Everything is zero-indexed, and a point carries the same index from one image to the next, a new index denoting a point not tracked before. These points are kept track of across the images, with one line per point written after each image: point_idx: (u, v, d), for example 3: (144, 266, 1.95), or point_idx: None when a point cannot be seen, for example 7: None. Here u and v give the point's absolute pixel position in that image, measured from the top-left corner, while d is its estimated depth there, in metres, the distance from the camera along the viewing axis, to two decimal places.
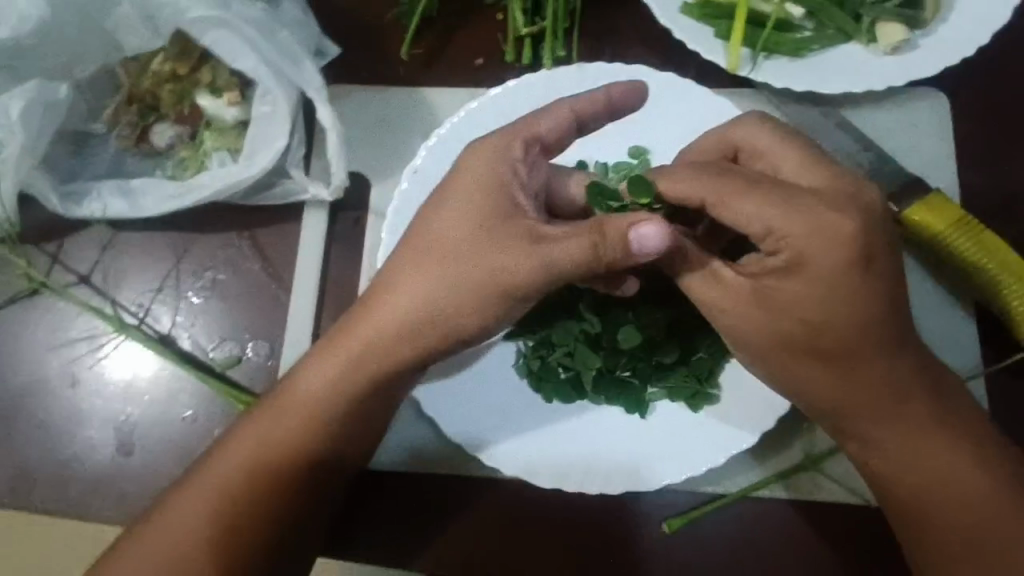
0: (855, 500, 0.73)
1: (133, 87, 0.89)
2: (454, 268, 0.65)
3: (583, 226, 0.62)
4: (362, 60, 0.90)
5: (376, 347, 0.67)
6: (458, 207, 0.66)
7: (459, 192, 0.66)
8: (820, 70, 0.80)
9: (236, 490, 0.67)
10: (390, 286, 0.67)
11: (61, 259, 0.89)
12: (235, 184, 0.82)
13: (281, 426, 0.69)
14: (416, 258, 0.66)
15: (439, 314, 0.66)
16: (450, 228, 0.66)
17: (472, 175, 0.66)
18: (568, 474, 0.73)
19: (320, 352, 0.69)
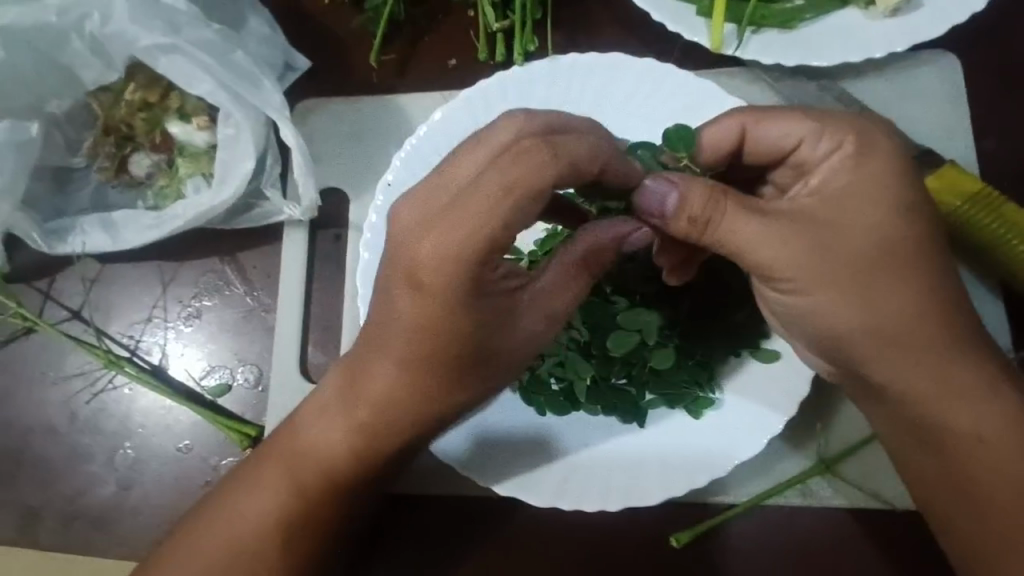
0: (877, 504, 0.68)
1: (108, 118, 0.88)
2: (438, 355, 0.57)
3: (576, 270, 0.60)
4: (333, 72, 0.87)
5: (380, 417, 0.62)
6: (421, 297, 0.54)
7: (415, 277, 0.53)
8: (813, 41, 0.74)
9: (253, 542, 0.67)
10: (371, 369, 0.60)
11: (52, 296, 0.88)
12: (206, 212, 0.81)
13: (287, 494, 0.67)
14: (390, 345, 0.58)
15: (433, 389, 0.59)
16: (418, 318, 0.55)
17: (429, 263, 0.52)
18: (587, 491, 0.70)
19: (326, 411, 0.65)
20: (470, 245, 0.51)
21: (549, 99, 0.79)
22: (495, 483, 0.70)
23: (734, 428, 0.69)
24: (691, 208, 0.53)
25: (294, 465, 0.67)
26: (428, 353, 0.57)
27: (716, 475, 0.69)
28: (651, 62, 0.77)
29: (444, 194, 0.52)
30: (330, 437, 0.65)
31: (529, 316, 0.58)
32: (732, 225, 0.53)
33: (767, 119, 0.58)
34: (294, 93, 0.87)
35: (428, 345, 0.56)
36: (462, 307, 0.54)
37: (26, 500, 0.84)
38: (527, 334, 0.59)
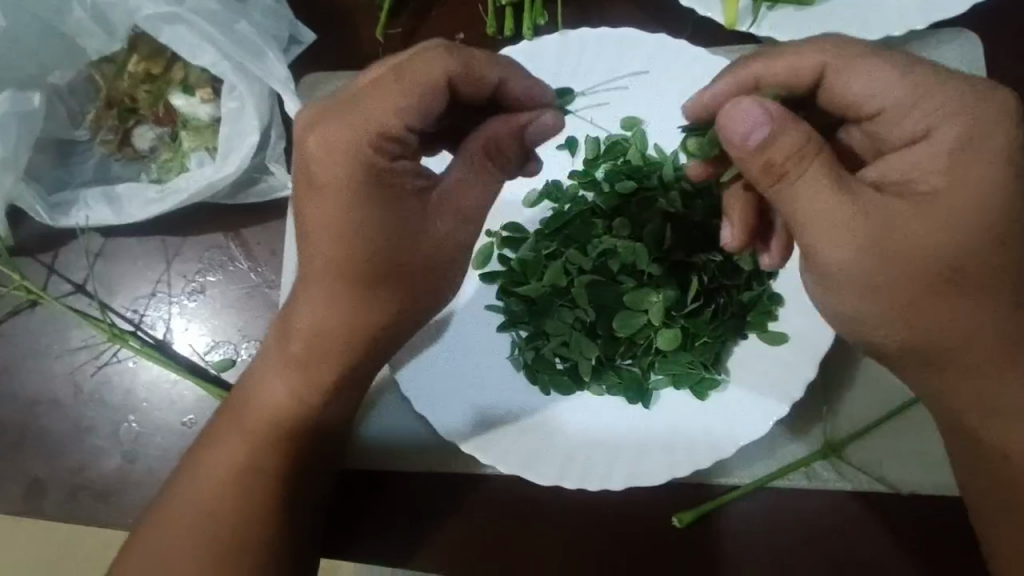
0: (881, 487, 0.68)
1: (111, 89, 0.87)
2: (354, 263, 0.59)
3: (474, 162, 0.61)
4: (338, 44, 0.85)
5: (315, 347, 0.63)
6: (329, 197, 0.56)
7: (316, 177, 0.56)
8: (830, 18, 0.72)
9: (218, 514, 0.65)
10: (297, 299, 0.62)
11: (57, 268, 0.88)
12: (209, 185, 0.80)
13: (246, 449, 0.66)
14: (308, 265, 0.60)
15: (360, 306, 0.61)
16: (329, 222, 0.57)
17: (327, 158, 0.56)
18: (574, 461, 0.69)
19: (268, 356, 0.66)
20: (364, 133, 0.55)
21: (558, 74, 0.77)
22: (462, 440, 0.70)
23: (740, 411, 0.68)
24: (774, 153, 0.50)
25: (243, 414, 0.67)
26: (345, 263, 0.59)
27: (722, 456, 0.67)
28: (664, 38, 0.75)
29: (334, 101, 0.56)
30: (275, 382, 0.66)
31: (440, 219, 0.61)
32: (805, 190, 0.51)
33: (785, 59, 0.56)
34: (299, 67, 0.86)
35: (342, 255, 0.58)
36: (367, 207, 0.57)
37: (33, 472, 0.84)
38: (440, 236, 0.61)
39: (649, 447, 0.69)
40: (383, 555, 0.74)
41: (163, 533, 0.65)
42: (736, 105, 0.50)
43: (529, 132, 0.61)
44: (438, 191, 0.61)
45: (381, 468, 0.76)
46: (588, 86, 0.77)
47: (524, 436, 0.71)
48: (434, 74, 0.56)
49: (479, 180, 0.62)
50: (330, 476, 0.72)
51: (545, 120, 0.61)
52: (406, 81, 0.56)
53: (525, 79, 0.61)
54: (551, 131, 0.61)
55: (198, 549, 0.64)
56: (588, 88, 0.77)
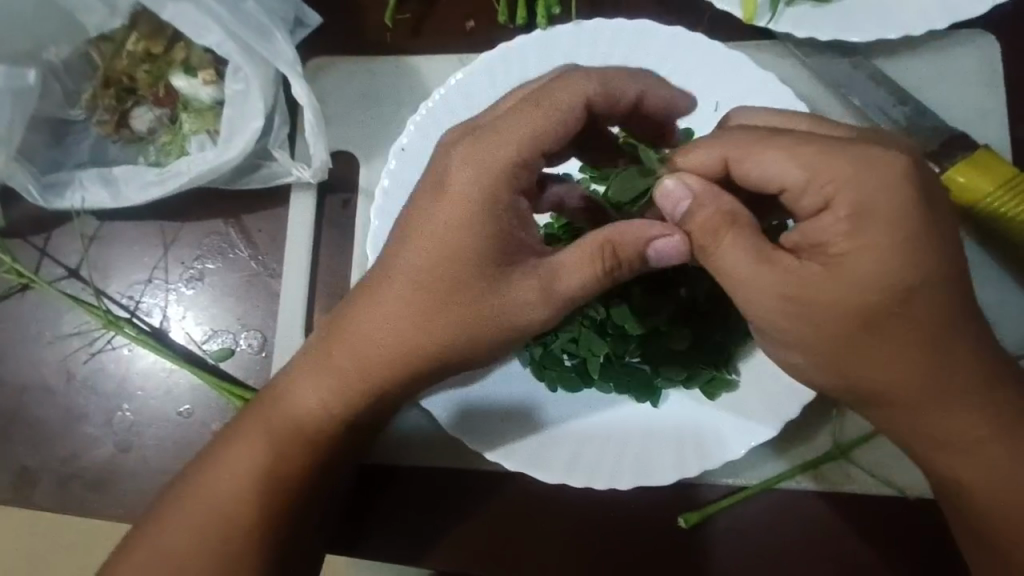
0: (890, 490, 0.67)
1: (109, 69, 0.84)
2: (429, 297, 0.58)
3: (587, 251, 0.56)
4: (346, 29, 0.83)
5: (372, 372, 0.61)
6: (438, 220, 0.56)
7: (436, 193, 0.57)
8: (849, 16, 0.72)
9: (219, 507, 0.64)
10: (361, 314, 0.60)
11: (49, 252, 0.86)
12: (212, 170, 0.78)
13: (259, 451, 0.64)
14: (386, 282, 0.59)
15: (424, 343, 0.59)
16: (428, 248, 0.57)
17: (460, 180, 0.56)
18: (599, 471, 0.68)
19: (313, 368, 0.63)
20: (503, 159, 0.56)
21: (570, 65, 0.76)
22: (487, 449, 0.69)
23: (751, 414, 0.67)
24: (694, 225, 0.53)
25: (264, 420, 0.65)
26: (425, 295, 0.58)
27: (730, 457, 0.66)
28: (680, 31, 0.74)
29: (477, 124, 0.58)
30: (322, 401, 0.63)
31: (521, 282, 0.57)
32: (727, 256, 0.52)
33: (759, 150, 0.52)
34: (304, 50, 0.84)
35: (422, 283, 0.57)
36: (461, 239, 0.56)
37: (22, 460, 0.82)
38: (514, 299, 0.57)
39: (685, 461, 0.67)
40: (385, 550, 0.73)
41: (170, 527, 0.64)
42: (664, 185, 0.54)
43: (655, 245, 0.55)
44: (534, 258, 0.58)
45: (384, 461, 0.74)
46: None
47: (549, 449, 0.69)
48: (578, 117, 0.57)
49: (584, 279, 0.56)
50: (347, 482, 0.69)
51: (671, 243, 0.54)
52: (548, 110, 0.56)
53: (663, 92, 0.61)
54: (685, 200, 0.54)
55: (194, 540, 0.63)
56: None
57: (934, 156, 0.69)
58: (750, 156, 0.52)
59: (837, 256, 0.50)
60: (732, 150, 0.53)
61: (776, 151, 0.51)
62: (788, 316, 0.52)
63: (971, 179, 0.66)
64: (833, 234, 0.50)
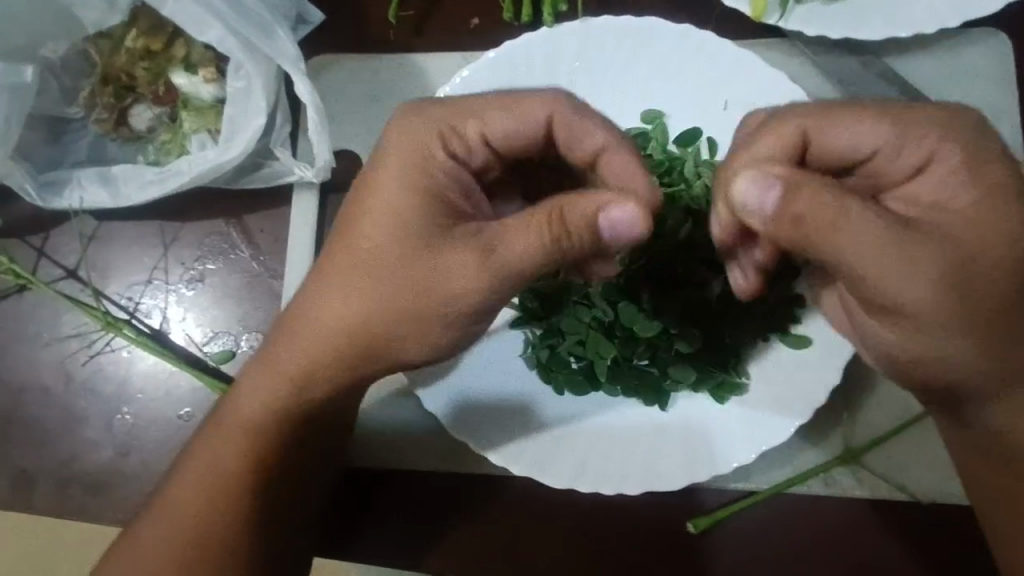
0: (903, 496, 0.66)
1: (107, 66, 0.83)
2: (374, 278, 0.58)
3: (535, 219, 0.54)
4: (349, 25, 0.82)
5: (320, 361, 0.61)
6: (388, 201, 0.58)
7: (382, 178, 0.59)
8: (861, 14, 0.71)
9: (211, 515, 0.62)
10: (312, 300, 0.61)
11: (47, 252, 0.84)
12: (213, 169, 0.77)
13: (252, 451, 0.63)
14: (336, 266, 0.60)
15: (379, 326, 0.59)
16: (379, 228, 0.58)
17: (407, 159, 0.59)
18: (608, 476, 0.67)
19: (255, 369, 0.63)
20: (451, 146, 0.59)
21: (578, 64, 0.75)
22: (489, 449, 0.68)
23: (763, 418, 0.66)
24: (789, 213, 0.48)
25: (220, 423, 0.64)
26: (375, 275, 0.58)
27: (740, 462, 0.65)
28: (689, 29, 0.73)
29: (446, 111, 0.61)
30: (262, 399, 0.63)
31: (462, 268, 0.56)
32: (857, 231, 0.48)
33: (829, 125, 0.54)
34: (306, 47, 0.82)
35: (377, 263, 0.58)
36: (413, 216, 0.57)
37: (20, 464, 0.81)
38: (461, 284, 0.57)
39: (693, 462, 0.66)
40: (390, 555, 0.72)
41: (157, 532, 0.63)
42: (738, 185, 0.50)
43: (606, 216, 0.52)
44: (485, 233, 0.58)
45: (388, 465, 0.73)
46: (609, 77, 0.75)
47: (535, 441, 0.68)
48: (538, 131, 0.59)
49: (533, 251, 0.54)
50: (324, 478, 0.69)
51: (627, 213, 0.51)
52: (512, 108, 0.59)
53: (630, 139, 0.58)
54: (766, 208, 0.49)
55: (191, 548, 0.62)
56: (608, 78, 0.75)
57: None
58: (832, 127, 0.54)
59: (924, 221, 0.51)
60: (808, 124, 0.54)
61: (842, 128, 0.53)
62: (908, 292, 0.50)
63: None
64: (935, 194, 0.51)
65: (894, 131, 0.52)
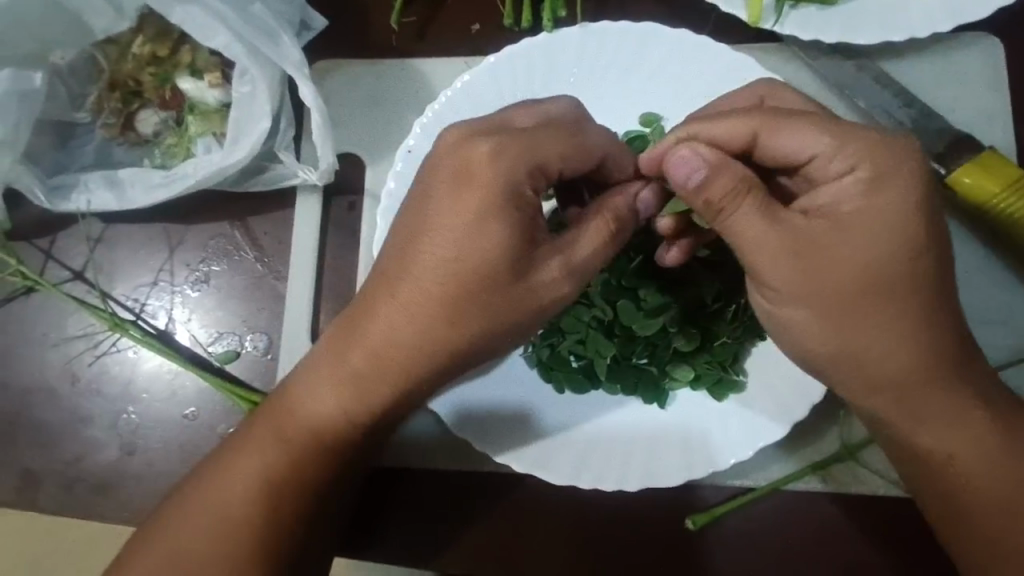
0: (898, 492, 0.67)
1: (115, 72, 0.84)
2: (454, 289, 0.58)
3: (590, 215, 0.60)
4: (352, 31, 0.84)
5: (391, 366, 0.60)
6: (448, 208, 0.57)
7: (448, 191, 0.57)
8: (854, 19, 0.72)
9: (228, 509, 0.63)
10: (379, 307, 0.60)
11: (54, 254, 0.85)
12: (219, 173, 0.78)
13: (266, 451, 0.64)
14: (401, 275, 0.59)
15: (454, 335, 0.59)
16: (445, 233, 0.57)
17: (477, 169, 0.56)
18: (606, 474, 0.67)
19: (323, 371, 0.63)
20: (524, 164, 0.57)
21: (576, 68, 0.76)
22: (495, 452, 0.69)
23: (760, 416, 0.66)
24: (711, 189, 0.52)
25: (265, 424, 0.65)
26: (449, 287, 0.58)
27: (738, 458, 0.66)
28: (687, 33, 0.74)
29: (495, 125, 0.59)
30: (326, 403, 0.63)
31: (546, 262, 0.58)
32: (743, 220, 0.52)
33: (780, 131, 0.54)
34: (311, 53, 0.84)
35: (450, 274, 0.57)
36: (486, 229, 0.56)
37: (26, 463, 0.82)
38: (540, 282, 0.58)
39: (694, 465, 0.66)
40: (393, 552, 0.73)
41: (180, 530, 0.64)
42: (678, 149, 0.54)
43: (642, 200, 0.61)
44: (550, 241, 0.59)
45: (391, 461, 0.74)
46: (608, 81, 0.76)
47: (528, 437, 0.69)
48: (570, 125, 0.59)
49: (600, 244, 0.59)
50: (353, 492, 0.70)
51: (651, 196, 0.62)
52: (567, 133, 0.59)
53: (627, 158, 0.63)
54: (692, 166, 0.53)
55: (200, 542, 0.63)
56: (607, 82, 0.76)
57: (940, 158, 0.69)
58: (778, 131, 0.55)
59: (847, 215, 0.52)
60: (760, 125, 0.55)
61: (797, 130, 0.54)
62: (797, 279, 0.53)
63: (977, 181, 0.66)
64: (841, 195, 0.52)
65: (833, 140, 0.53)
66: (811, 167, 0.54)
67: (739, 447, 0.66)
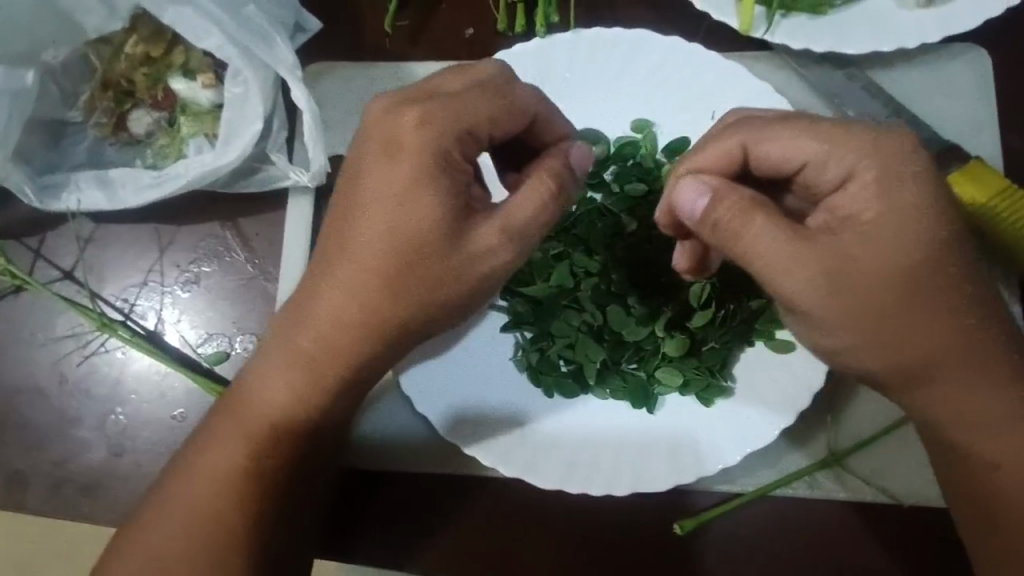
0: (885, 499, 0.67)
1: (108, 71, 0.84)
2: (392, 257, 0.58)
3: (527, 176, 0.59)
4: (347, 34, 0.84)
5: (338, 342, 0.61)
6: (382, 179, 0.58)
7: (376, 161, 0.58)
8: (843, 29, 0.73)
9: (207, 508, 0.63)
10: (321, 286, 0.60)
11: (44, 253, 0.85)
12: (210, 173, 0.78)
13: (243, 447, 0.64)
14: (345, 254, 0.59)
15: (399, 305, 0.59)
16: (377, 204, 0.58)
17: (406, 140, 0.57)
18: (595, 477, 0.68)
19: (270, 352, 0.63)
20: (453, 130, 0.58)
21: (568, 73, 0.77)
22: (484, 454, 0.69)
23: (749, 421, 0.66)
24: (720, 211, 0.53)
25: (228, 416, 0.65)
26: (388, 257, 0.58)
27: (727, 464, 0.66)
28: (678, 40, 0.75)
29: (422, 92, 0.59)
30: (276, 382, 0.63)
31: (486, 225, 0.58)
32: (762, 237, 0.52)
33: (766, 138, 0.56)
34: (305, 55, 0.84)
35: (388, 244, 0.58)
36: (419, 197, 0.57)
37: (13, 464, 0.81)
38: (482, 247, 0.59)
39: (683, 468, 0.67)
40: (380, 556, 0.72)
41: (161, 527, 0.63)
42: (681, 182, 0.56)
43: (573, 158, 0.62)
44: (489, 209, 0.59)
45: (379, 465, 0.74)
46: (600, 87, 0.77)
47: (515, 435, 0.70)
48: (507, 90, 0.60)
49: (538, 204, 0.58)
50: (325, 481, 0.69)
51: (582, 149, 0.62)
52: (496, 97, 0.60)
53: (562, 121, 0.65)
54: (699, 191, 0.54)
55: (180, 542, 0.62)
56: (599, 88, 0.77)
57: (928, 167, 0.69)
58: (765, 141, 0.57)
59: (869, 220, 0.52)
60: (746, 138, 0.57)
61: (774, 143, 0.56)
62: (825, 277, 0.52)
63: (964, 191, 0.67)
64: (858, 205, 0.53)
65: (823, 144, 0.54)
66: (806, 173, 0.56)
67: (727, 452, 0.66)
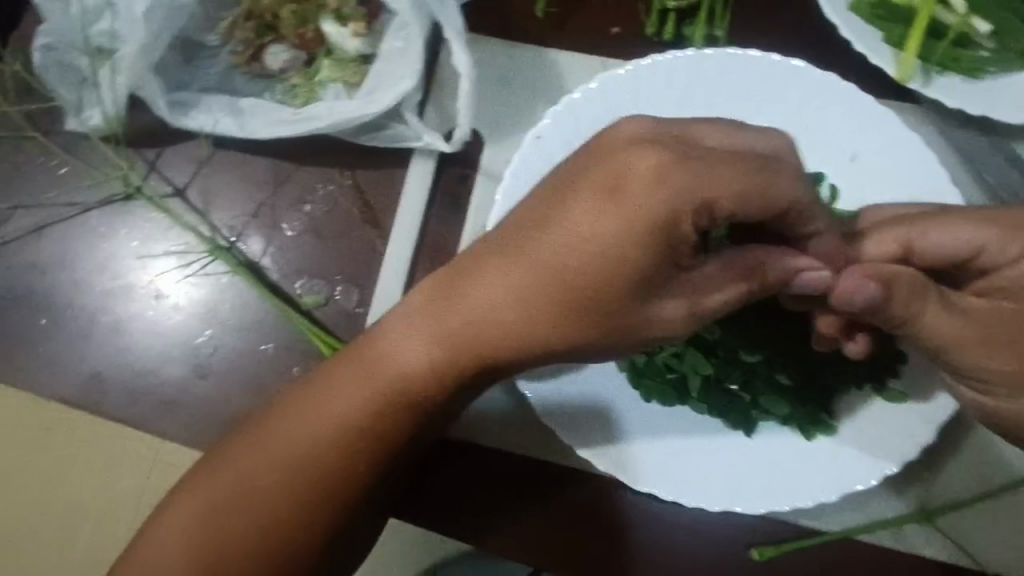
0: (966, 561, 0.67)
1: (253, 3, 0.85)
2: (579, 281, 0.57)
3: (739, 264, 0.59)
4: (498, 10, 0.84)
5: (496, 337, 0.60)
6: (612, 204, 0.55)
7: (617, 188, 0.55)
8: (998, 95, 0.73)
9: (305, 445, 0.64)
10: (493, 270, 0.60)
11: (160, 166, 0.86)
12: (349, 120, 0.78)
13: (357, 404, 0.64)
14: (521, 239, 0.59)
15: (564, 327, 0.59)
16: (592, 223, 0.56)
17: (647, 182, 0.54)
18: (685, 489, 0.68)
19: (421, 316, 0.62)
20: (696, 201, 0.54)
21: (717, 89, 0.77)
22: (580, 449, 0.69)
23: (848, 462, 0.67)
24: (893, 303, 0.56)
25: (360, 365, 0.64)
26: (571, 280, 0.57)
27: (818, 501, 0.67)
28: (834, 76, 0.75)
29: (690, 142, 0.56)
30: (419, 356, 0.62)
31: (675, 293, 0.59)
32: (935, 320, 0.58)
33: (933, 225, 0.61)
34: None
35: (576, 267, 0.57)
36: (636, 243, 0.55)
37: (96, 365, 0.82)
38: (665, 312, 0.59)
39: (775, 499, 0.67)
40: (451, 524, 0.73)
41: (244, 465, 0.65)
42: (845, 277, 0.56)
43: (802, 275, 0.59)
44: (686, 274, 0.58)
45: (463, 433, 0.74)
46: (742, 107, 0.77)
47: (611, 434, 0.69)
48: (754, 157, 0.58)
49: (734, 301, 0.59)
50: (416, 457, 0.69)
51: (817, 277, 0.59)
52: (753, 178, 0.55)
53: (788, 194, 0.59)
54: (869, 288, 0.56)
55: (274, 472, 0.64)
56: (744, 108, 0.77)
57: None
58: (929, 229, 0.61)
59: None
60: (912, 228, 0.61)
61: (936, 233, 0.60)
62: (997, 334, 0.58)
63: None
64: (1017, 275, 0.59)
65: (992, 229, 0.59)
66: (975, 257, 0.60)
67: (821, 489, 0.67)
